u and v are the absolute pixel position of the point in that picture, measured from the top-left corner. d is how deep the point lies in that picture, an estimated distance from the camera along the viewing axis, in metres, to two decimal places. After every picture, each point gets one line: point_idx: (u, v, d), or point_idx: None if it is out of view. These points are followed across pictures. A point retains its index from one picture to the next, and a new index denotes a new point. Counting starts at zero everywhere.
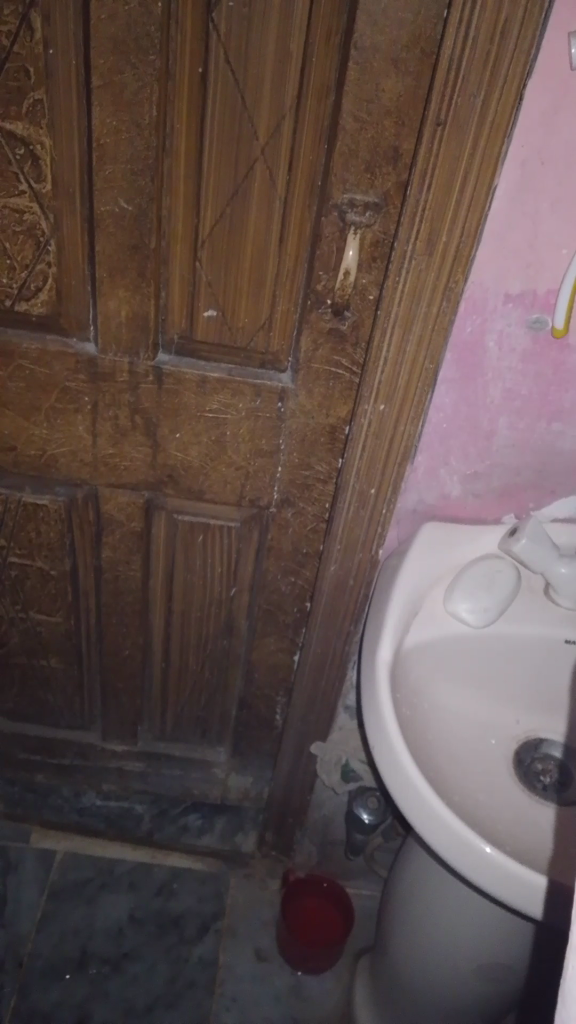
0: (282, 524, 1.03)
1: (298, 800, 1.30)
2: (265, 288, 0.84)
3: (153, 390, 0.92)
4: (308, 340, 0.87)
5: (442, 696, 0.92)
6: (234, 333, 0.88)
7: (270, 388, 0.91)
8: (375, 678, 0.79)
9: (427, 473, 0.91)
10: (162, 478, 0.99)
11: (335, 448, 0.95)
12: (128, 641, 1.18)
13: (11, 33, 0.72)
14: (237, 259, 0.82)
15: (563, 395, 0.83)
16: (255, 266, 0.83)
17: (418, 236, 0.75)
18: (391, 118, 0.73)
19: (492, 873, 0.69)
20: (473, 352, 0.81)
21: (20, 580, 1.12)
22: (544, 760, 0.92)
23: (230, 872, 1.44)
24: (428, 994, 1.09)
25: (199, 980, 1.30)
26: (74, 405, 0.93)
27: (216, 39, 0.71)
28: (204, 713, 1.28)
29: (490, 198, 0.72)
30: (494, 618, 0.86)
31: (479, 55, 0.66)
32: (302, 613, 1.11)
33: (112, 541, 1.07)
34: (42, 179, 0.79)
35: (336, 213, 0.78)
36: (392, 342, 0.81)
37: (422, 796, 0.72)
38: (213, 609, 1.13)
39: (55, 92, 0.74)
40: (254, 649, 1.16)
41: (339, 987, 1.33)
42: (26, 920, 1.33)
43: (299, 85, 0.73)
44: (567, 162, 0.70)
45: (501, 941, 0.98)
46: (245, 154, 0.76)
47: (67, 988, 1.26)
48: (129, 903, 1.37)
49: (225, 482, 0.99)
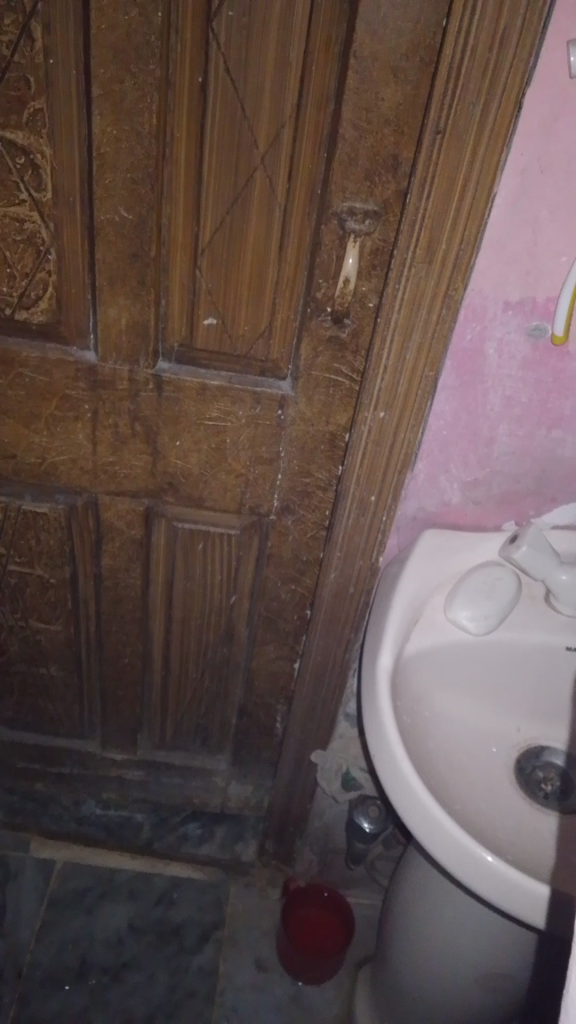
0: (282, 532, 1.02)
1: (298, 808, 1.29)
2: (265, 296, 0.84)
3: (153, 398, 0.92)
4: (307, 347, 0.87)
5: (442, 704, 0.92)
6: (234, 340, 0.88)
7: (270, 396, 0.90)
8: (376, 685, 0.79)
9: (427, 480, 0.90)
10: (162, 486, 0.99)
11: (336, 455, 0.95)
12: (128, 648, 1.17)
13: (11, 42, 0.72)
14: (236, 267, 0.82)
15: (563, 402, 0.83)
16: (254, 274, 0.83)
17: (417, 243, 0.75)
18: (391, 126, 0.73)
19: (495, 882, 0.69)
20: (472, 359, 0.81)
21: (19, 587, 1.12)
22: (545, 768, 0.92)
23: (230, 881, 1.43)
24: (430, 1003, 1.08)
25: (200, 990, 1.29)
26: (74, 413, 0.93)
27: (216, 48, 0.71)
28: (204, 721, 1.28)
29: (490, 205, 0.72)
30: (495, 625, 0.86)
31: (478, 64, 0.66)
32: (302, 621, 1.11)
33: (112, 549, 1.06)
34: (42, 188, 0.79)
35: (336, 221, 0.78)
36: (392, 349, 0.81)
37: (422, 804, 0.71)
38: (214, 617, 1.13)
39: (55, 100, 0.74)
40: (254, 657, 1.16)
41: (340, 996, 1.32)
42: (26, 929, 1.32)
43: (299, 93, 0.73)
44: (567, 170, 0.70)
45: (503, 950, 0.97)
46: (245, 162, 0.76)
47: (67, 998, 1.25)
48: (129, 912, 1.36)
49: (225, 490, 0.99)
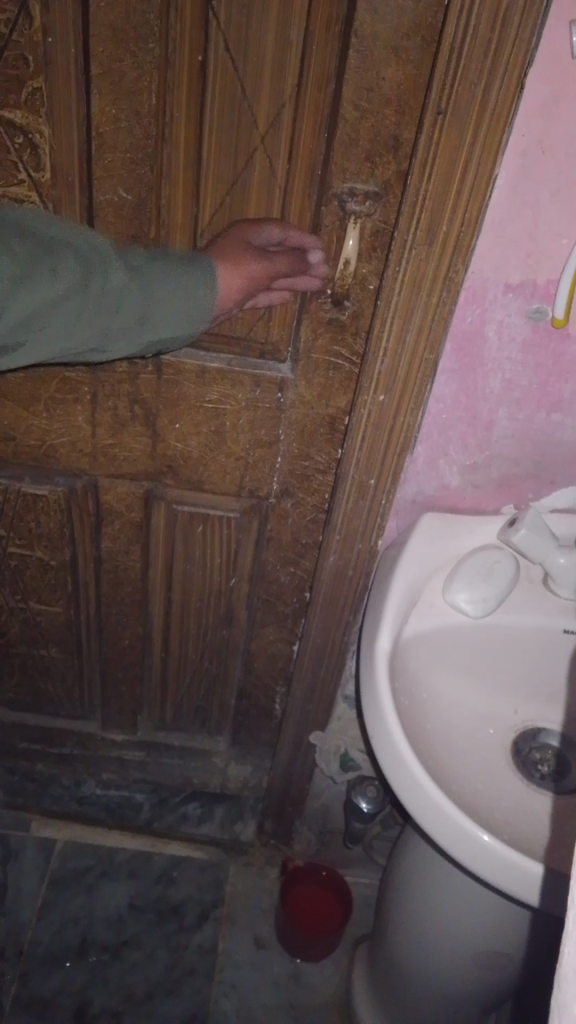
0: (281, 515, 1.03)
1: (297, 789, 1.30)
2: (291, 266, 0.80)
3: (153, 380, 0.92)
4: (307, 330, 0.87)
5: (440, 687, 0.92)
6: (255, 293, 0.81)
7: (270, 378, 0.91)
8: (374, 668, 0.80)
9: (426, 465, 0.91)
10: (162, 469, 1.00)
11: (335, 438, 0.95)
12: (128, 629, 1.18)
13: (9, 21, 0.71)
14: (258, 237, 0.79)
15: (562, 386, 0.83)
16: (274, 243, 0.79)
17: (418, 226, 0.75)
18: (391, 106, 0.73)
19: (491, 862, 0.70)
20: (473, 341, 0.81)
21: (19, 570, 1.13)
22: (542, 750, 0.93)
23: (230, 860, 1.44)
24: (428, 979, 1.10)
25: (199, 967, 1.31)
26: (74, 395, 0.94)
27: (216, 27, 0.71)
28: (203, 703, 1.29)
29: (491, 188, 0.71)
30: (493, 609, 0.87)
31: (479, 44, 0.66)
32: (301, 604, 1.12)
33: (111, 532, 1.07)
34: (41, 168, 0.78)
35: (337, 202, 0.78)
36: (391, 333, 0.81)
37: (420, 785, 0.72)
38: (213, 600, 1.14)
39: (54, 80, 0.74)
40: (253, 639, 1.17)
41: (338, 972, 1.34)
42: (27, 908, 1.34)
43: (299, 71, 0.72)
44: (568, 153, 0.69)
45: (497, 929, 0.98)
46: (245, 143, 0.76)
47: (67, 975, 1.27)
48: (129, 891, 1.38)
49: (225, 473, 1.00)
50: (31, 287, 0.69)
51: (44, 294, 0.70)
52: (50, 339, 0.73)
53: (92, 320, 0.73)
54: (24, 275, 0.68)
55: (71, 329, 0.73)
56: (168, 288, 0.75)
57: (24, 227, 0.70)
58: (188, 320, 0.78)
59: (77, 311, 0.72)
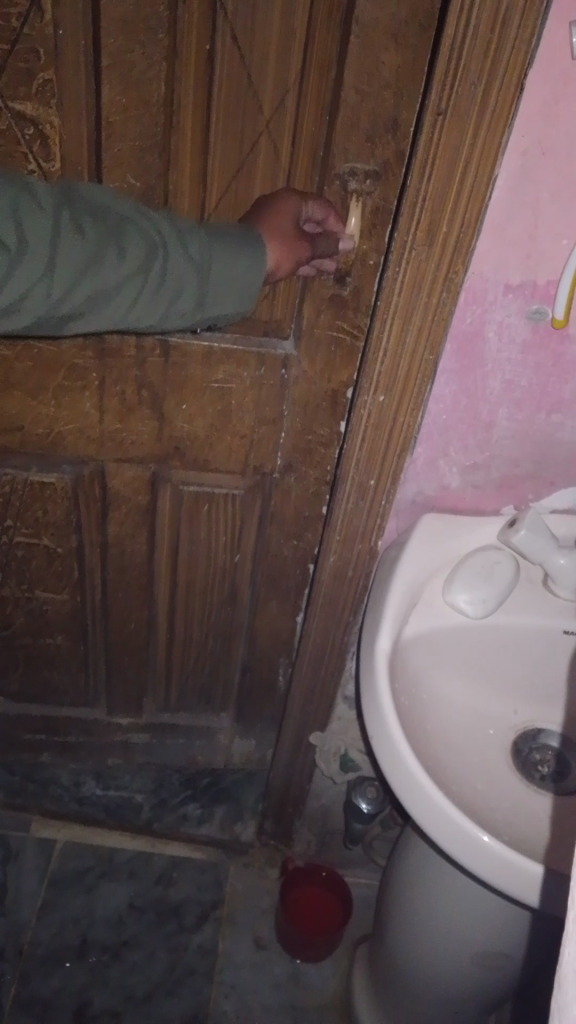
0: (284, 490, 1.03)
1: (298, 789, 1.30)
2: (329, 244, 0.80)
3: (161, 363, 0.92)
4: (310, 308, 0.88)
5: (440, 687, 0.93)
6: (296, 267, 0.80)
7: (274, 355, 0.92)
8: (374, 669, 0.80)
9: (426, 465, 0.92)
10: (168, 451, 1.01)
11: (336, 412, 0.96)
12: (134, 613, 1.19)
13: (21, 16, 0.72)
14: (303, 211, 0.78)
15: (562, 386, 0.84)
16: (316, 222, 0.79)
17: (418, 227, 0.76)
18: (391, 88, 0.74)
19: (491, 863, 0.70)
20: (473, 341, 0.82)
21: (25, 560, 1.13)
22: (542, 750, 0.93)
23: (230, 861, 1.43)
24: (429, 981, 1.09)
25: (199, 966, 1.30)
26: (82, 382, 0.94)
27: (224, 18, 0.72)
28: (208, 683, 1.29)
29: (491, 189, 0.72)
30: (493, 610, 0.87)
31: (480, 44, 0.67)
32: (304, 574, 1.12)
33: (118, 518, 1.07)
34: (51, 159, 0.79)
35: (339, 182, 0.79)
36: (392, 334, 0.82)
37: (419, 783, 0.72)
38: (217, 580, 1.14)
39: (64, 72, 0.75)
40: (257, 617, 1.17)
41: (338, 973, 1.33)
42: (27, 907, 1.33)
43: (303, 57, 0.74)
44: (569, 154, 0.70)
45: (499, 929, 0.98)
46: (251, 128, 0.77)
47: (67, 976, 1.26)
48: (129, 891, 1.37)
49: (230, 451, 1.01)
50: (95, 270, 0.68)
51: (111, 273, 0.69)
52: (110, 320, 0.72)
53: (157, 297, 0.72)
54: (90, 258, 0.68)
55: (136, 308, 0.72)
56: (227, 273, 0.73)
57: (94, 206, 0.69)
58: (242, 302, 0.76)
59: (142, 290, 0.71)
